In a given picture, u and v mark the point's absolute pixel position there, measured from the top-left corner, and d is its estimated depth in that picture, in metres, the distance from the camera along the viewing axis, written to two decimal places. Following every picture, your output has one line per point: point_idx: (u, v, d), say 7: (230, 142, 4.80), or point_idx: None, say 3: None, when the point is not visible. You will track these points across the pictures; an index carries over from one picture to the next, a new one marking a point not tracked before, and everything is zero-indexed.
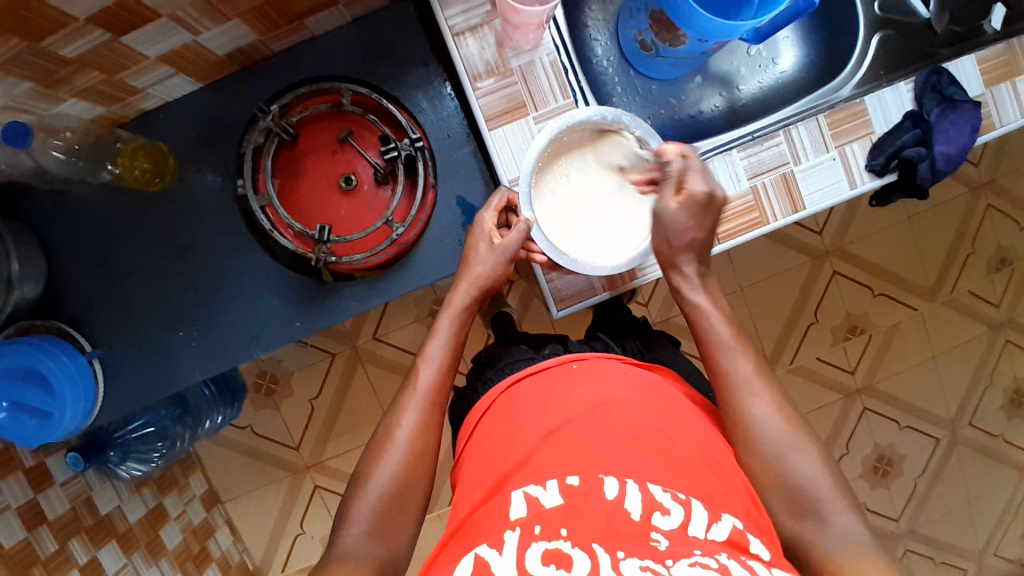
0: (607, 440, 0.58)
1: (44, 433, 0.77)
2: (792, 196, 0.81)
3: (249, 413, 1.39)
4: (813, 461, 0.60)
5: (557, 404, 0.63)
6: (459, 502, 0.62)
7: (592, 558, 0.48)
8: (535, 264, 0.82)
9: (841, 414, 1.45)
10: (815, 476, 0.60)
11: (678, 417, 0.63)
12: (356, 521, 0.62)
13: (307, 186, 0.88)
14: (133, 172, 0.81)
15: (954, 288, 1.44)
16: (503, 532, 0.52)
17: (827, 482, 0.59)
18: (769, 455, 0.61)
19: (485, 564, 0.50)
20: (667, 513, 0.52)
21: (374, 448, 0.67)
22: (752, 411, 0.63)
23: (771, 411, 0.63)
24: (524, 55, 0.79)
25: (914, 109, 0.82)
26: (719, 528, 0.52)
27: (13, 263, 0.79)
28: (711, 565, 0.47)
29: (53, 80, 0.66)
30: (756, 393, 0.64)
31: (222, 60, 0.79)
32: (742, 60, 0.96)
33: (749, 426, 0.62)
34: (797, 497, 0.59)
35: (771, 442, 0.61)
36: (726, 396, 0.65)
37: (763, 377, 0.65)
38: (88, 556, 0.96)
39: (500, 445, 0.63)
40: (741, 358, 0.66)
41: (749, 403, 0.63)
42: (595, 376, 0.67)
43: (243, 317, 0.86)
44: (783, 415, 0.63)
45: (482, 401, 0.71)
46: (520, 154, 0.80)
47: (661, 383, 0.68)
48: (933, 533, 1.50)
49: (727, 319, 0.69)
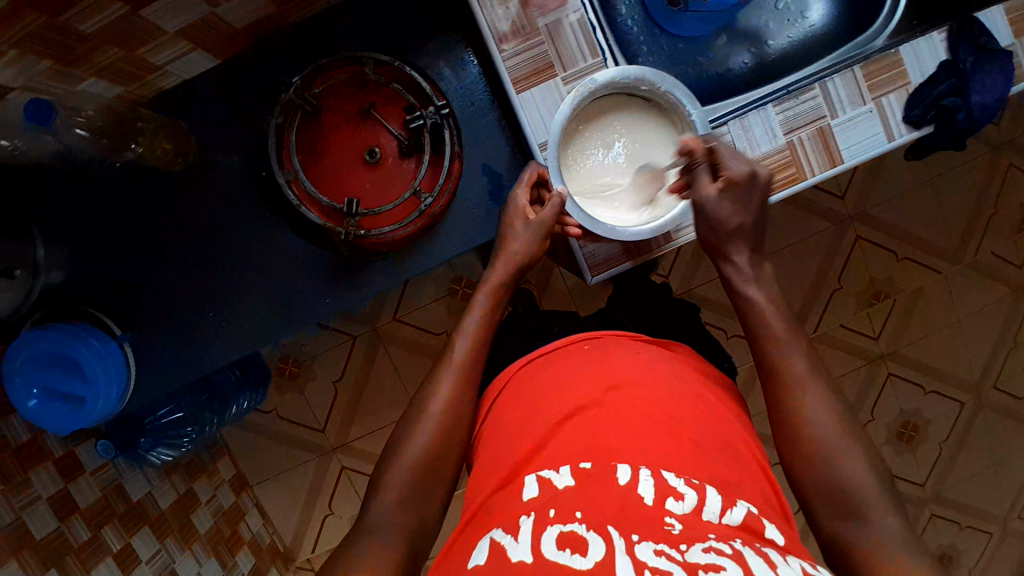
0: (622, 426, 0.57)
1: (74, 420, 0.76)
2: (829, 149, 0.79)
3: (274, 398, 1.39)
4: (862, 465, 0.57)
5: (574, 388, 0.62)
6: (474, 484, 0.61)
7: (607, 542, 0.47)
8: (570, 238, 0.80)
9: (865, 382, 1.44)
10: (863, 478, 0.56)
11: (697, 401, 0.61)
12: (385, 492, 0.61)
13: (331, 160, 0.84)
14: (155, 153, 0.80)
15: (978, 249, 1.42)
16: (517, 517, 0.51)
17: (876, 486, 0.56)
18: (818, 452, 0.57)
19: (500, 547, 0.49)
20: (680, 498, 0.51)
21: (406, 420, 0.66)
22: (807, 408, 0.59)
23: (825, 408, 0.59)
24: (550, 14, 0.77)
25: (948, 59, 0.79)
26: (733, 513, 0.51)
27: (38, 249, 0.82)
28: (725, 551, 0.46)
29: (71, 58, 0.65)
30: (808, 389, 0.60)
31: (240, 34, 0.78)
32: (770, 14, 0.94)
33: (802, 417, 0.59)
34: (840, 497, 0.56)
35: (822, 442, 0.58)
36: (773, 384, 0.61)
37: (816, 374, 0.61)
38: (121, 543, 0.96)
39: (514, 432, 0.61)
40: (796, 351, 0.62)
41: (801, 396, 0.60)
42: (610, 360, 0.65)
43: (270, 300, 0.86)
44: (836, 413, 0.59)
45: (497, 381, 0.70)
46: (549, 116, 0.79)
47: (679, 364, 0.67)
48: (959, 498, 1.50)
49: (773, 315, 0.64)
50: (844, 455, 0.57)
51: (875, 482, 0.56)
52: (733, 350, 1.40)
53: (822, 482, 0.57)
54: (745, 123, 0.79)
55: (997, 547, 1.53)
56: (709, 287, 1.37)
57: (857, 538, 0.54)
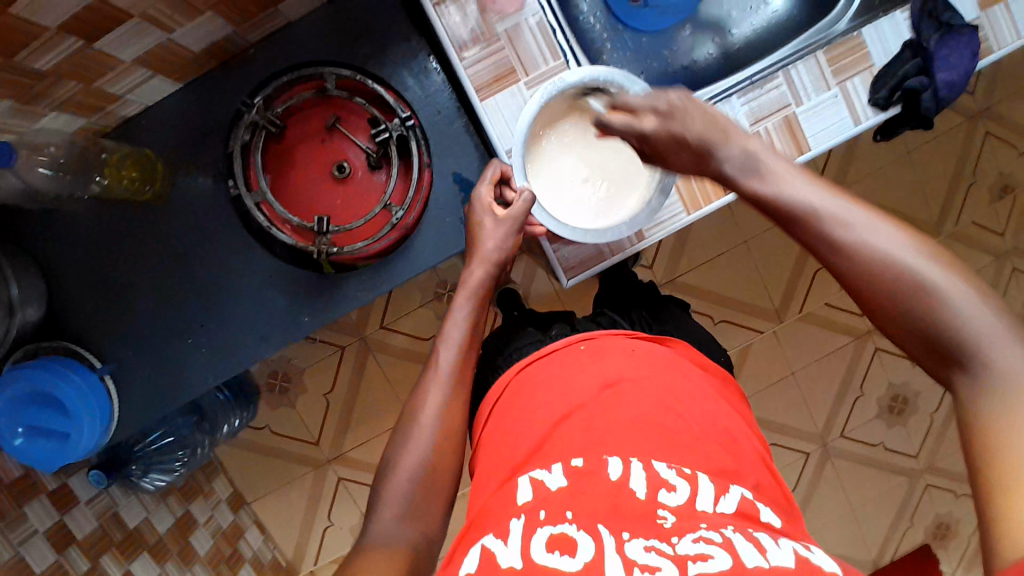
0: (615, 422, 0.57)
1: (61, 455, 0.76)
2: (796, 138, 0.80)
3: (267, 413, 1.39)
4: (951, 291, 0.47)
5: (565, 388, 0.62)
6: (476, 489, 0.61)
7: (597, 540, 0.48)
8: (541, 237, 0.81)
9: (854, 357, 1.43)
10: (955, 309, 0.47)
11: (691, 391, 0.61)
12: (387, 505, 0.61)
13: (299, 177, 0.84)
14: (121, 182, 0.80)
15: (958, 220, 1.43)
16: (508, 521, 0.51)
17: (991, 320, 0.46)
18: (887, 300, 0.49)
19: (490, 554, 0.48)
20: (672, 489, 0.52)
21: (398, 433, 0.66)
22: (851, 252, 0.51)
23: (877, 242, 0.50)
24: (508, 19, 0.78)
25: (912, 38, 0.79)
26: (727, 501, 0.52)
27: (11, 287, 0.78)
28: (715, 539, 0.46)
29: (30, 95, 0.65)
30: (853, 226, 0.51)
31: (198, 57, 0.78)
32: (732, 3, 0.94)
33: (862, 269, 0.50)
34: (936, 341, 0.48)
35: (888, 283, 0.49)
36: (813, 243, 0.53)
37: (859, 208, 0.52)
38: (120, 571, 0.97)
39: (509, 434, 0.62)
40: (819, 196, 0.54)
41: (844, 240, 0.51)
42: (602, 356, 0.65)
43: (250, 320, 0.85)
44: (893, 241, 0.50)
45: (491, 392, 0.68)
46: (513, 123, 0.80)
47: (678, 361, 0.65)
48: (954, 468, 1.49)
49: (797, 176, 0.56)
50: (938, 295, 0.48)
51: (990, 316, 0.46)
52: (720, 335, 1.40)
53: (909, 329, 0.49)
54: None
55: None
56: (693, 274, 1.38)
57: (974, 395, 0.46)
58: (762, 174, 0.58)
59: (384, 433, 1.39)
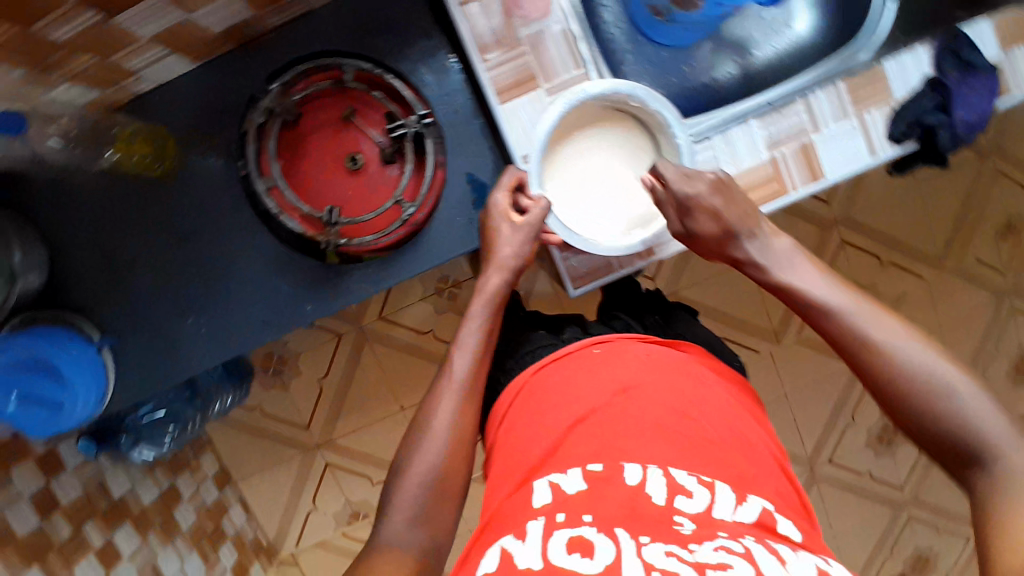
0: (632, 427, 0.58)
1: (54, 422, 0.75)
2: (812, 165, 0.80)
3: (259, 394, 1.39)
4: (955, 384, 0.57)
5: (582, 391, 0.62)
6: (491, 490, 0.61)
7: (616, 544, 0.47)
8: (552, 246, 0.80)
9: (847, 383, 1.43)
10: (958, 400, 0.56)
11: (709, 400, 0.61)
12: (398, 509, 0.61)
13: (312, 166, 0.84)
14: (132, 159, 0.80)
15: (960, 255, 1.43)
16: (526, 522, 0.52)
17: (991, 412, 0.55)
18: (900, 388, 0.59)
19: (509, 554, 0.49)
20: (690, 495, 0.52)
21: (410, 437, 0.66)
22: (870, 343, 0.61)
23: (891, 339, 0.60)
24: (532, 25, 0.78)
25: (932, 74, 0.79)
26: (747, 510, 0.52)
27: (13, 255, 0.78)
28: (736, 549, 0.46)
29: (46, 65, 0.64)
30: (870, 325, 0.62)
31: (218, 38, 0.77)
32: (755, 24, 0.94)
33: (880, 361, 0.60)
34: (945, 428, 0.56)
35: (902, 372, 0.59)
36: (835, 335, 0.64)
37: (875, 309, 0.63)
38: (102, 541, 0.97)
39: (527, 435, 0.62)
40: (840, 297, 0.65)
41: (863, 334, 0.62)
42: (617, 360, 0.64)
43: (252, 304, 0.85)
44: (905, 340, 0.60)
45: (508, 392, 0.69)
46: (531, 129, 0.79)
47: (689, 363, 0.66)
48: (935, 500, 1.50)
49: (824, 277, 0.67)
50: (948, 387, 0.57)
51: (991, 408, 0.55)
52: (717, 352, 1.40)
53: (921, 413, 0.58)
54: (728, 137, 0.80)
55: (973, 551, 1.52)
56: (695, 288, 1.38)
57: (982, 477, 0.54)
58: (792, 268, 0.69)
59: (374, 422, 1.40)
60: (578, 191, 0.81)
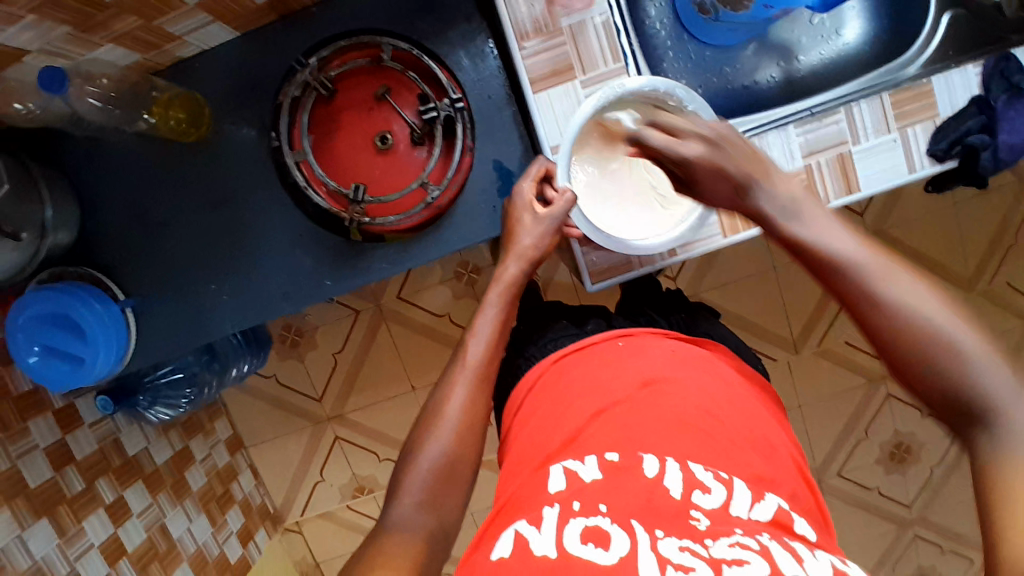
0: (651, 419, 0.57)
1: (75, 377, 0.77)
2: (847, 176, 0.78)
3: (275, 363, 1.41)
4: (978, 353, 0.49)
5: (603, 383, 0.62)
6: (506, 477, 0.61)
7: (632, 536, 0.47)
8: (572, 240, 0.80)
9: (863, 400, 1.41)
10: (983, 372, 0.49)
11: (729, 399, 0.61)
12: (407, 492, 0.61)
13: (342, 141, 0.85)
14: (169, 123, 0.81)
15: (993, 279, 1.39)
16: (541, 508, 0.51)
17: (1012, 387, 0.48)
18: (917, 353, 0.51)
19: (524, 539, 0.48)
20: (708, 491, 0.51)
21: (423, 427, 0.66)
22: (888, 303, 0.53)
23: (912, 299, 0.52)
24: (574, 15, 0.77)
25: (980, 94, 0.77)
26: (762, 509, 0.51)
27: (46, 209, 0.79)
28: (751, 546, 0.46)
29: (90, 25, 0.65)
30: (889, 280, 0.53)
31: (260, 9, 0.78)
32: (804, 29, 0.91)
33: (893, 321, 0.52)
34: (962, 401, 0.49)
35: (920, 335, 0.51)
36: (846, 289, 0.55)
37: (894, 262, 0.54)
38: (115, 495, 1.01)
39: (546, 423, 0.62)
40: (856, 247, 0.56)
41: (880, 292, 0.53)
42: (640, 353, 0.65)
43: (274, 275, 0.86)
44: (927, 299, 0.52)
45: (523, 385, 0.69)
46: (564, 119, 0.79)
47: (713, 361, 0.66)
48: (946, 525, 1.47)
49: (837, 225, 0.58)
50: (967, 354, 0.49)
51: (1013, 382, 0.48)
52: None
53: (935, 384, 0.50)
54: (763, 142, 0.80)
55: None
56: (715, 291, 1.36)
57: (993, 455, 0.47)
58: (800, 215, 0.60)
59: (385, 400, 1.41)
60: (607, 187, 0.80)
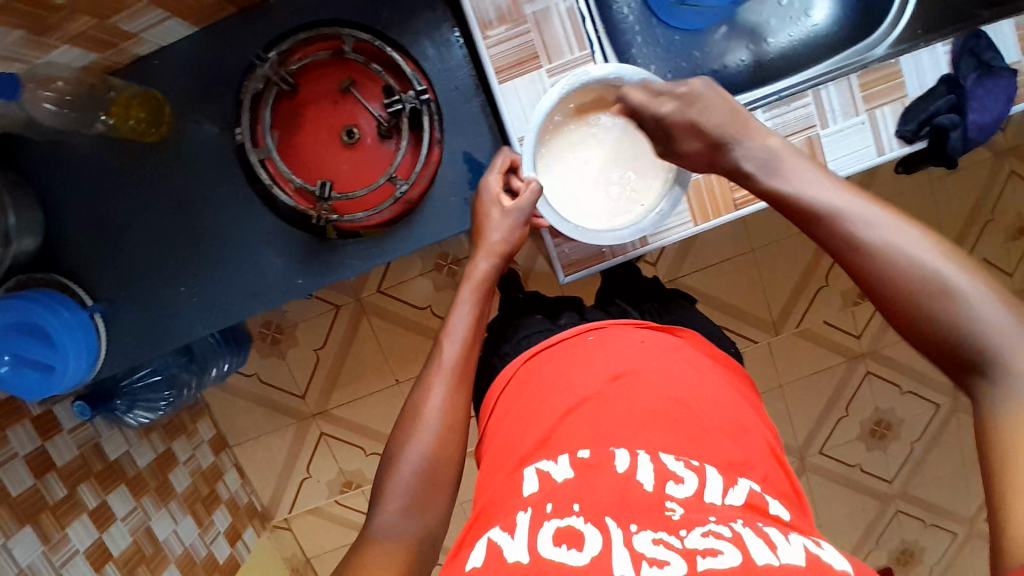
0: (621, 412, 0.57)
1: (45, 386, 0.76)
2: (816, 161, 0.78)
3: (256, 361, 1.39)
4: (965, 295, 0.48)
5: (574, 379, 0.62)
6: (483, 480, 0.61)
7: (605, 533, 0.47)
8: (543, 230, 0.80)
9: (844, 378, 1.43)
10: (973, 314, 0.48)
11: (700, 386, 0.61)
12: (391, 499, 0.61)
13: (307, 136, 0.83)
14: (129, 123, 0.79)
15: (968, 254, 1.41)
16: (515, 514, 0.51)
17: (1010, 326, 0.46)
18: (904, 302, 0.51)
19: (497, 547, 0.48)
20: (680, 481, 0.51)
21: (402, 427, 0.66)
22: (871, 255, 0.53)
23: (898, 247, 0.52)
24: (538, 2, 0.76)
25: (949, 73, 0.77)
26: (736, 493, 0.51)
27: (8, 216, 0.78)
28: (724, 534, 0.45)
29: (43, 27, 0.63)
30: (872, 229, 0.53)
31: (218, 3, 0.76)
32: (773, 10, 0.92)
33: (880, 270, 0.52)
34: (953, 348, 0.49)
35: (904, 284, 0.51)
36: (832, 245, 0.55)
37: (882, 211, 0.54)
38: (97, 501, 0.99)
39: (520, 423, 0.62)
40: (844, 200, 0.56)
41: (864, 244, 0.53)
42: (608, 347, 0.65)
43: (245, 275, 0.85)
44: (912, 245, 0.51)
45: (497, 383, 0.70)
46: (530, 109, 0.79)
47: (683, 349, 0.66)
48: (927, 497, 1.50)
49: (826, 180, 0.58)
50: (956, 295, 0.48)
51: (1008, 317, 0.47)
52: None
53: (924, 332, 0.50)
54: None
55: (958, 549, 1.53)
56: (695, 275, 1.37)
57: (994, 395, 0.46)
58: (784, 173, 0.61)
59: (369, 394, 1.40)
60: (576, 177, 0.79)
